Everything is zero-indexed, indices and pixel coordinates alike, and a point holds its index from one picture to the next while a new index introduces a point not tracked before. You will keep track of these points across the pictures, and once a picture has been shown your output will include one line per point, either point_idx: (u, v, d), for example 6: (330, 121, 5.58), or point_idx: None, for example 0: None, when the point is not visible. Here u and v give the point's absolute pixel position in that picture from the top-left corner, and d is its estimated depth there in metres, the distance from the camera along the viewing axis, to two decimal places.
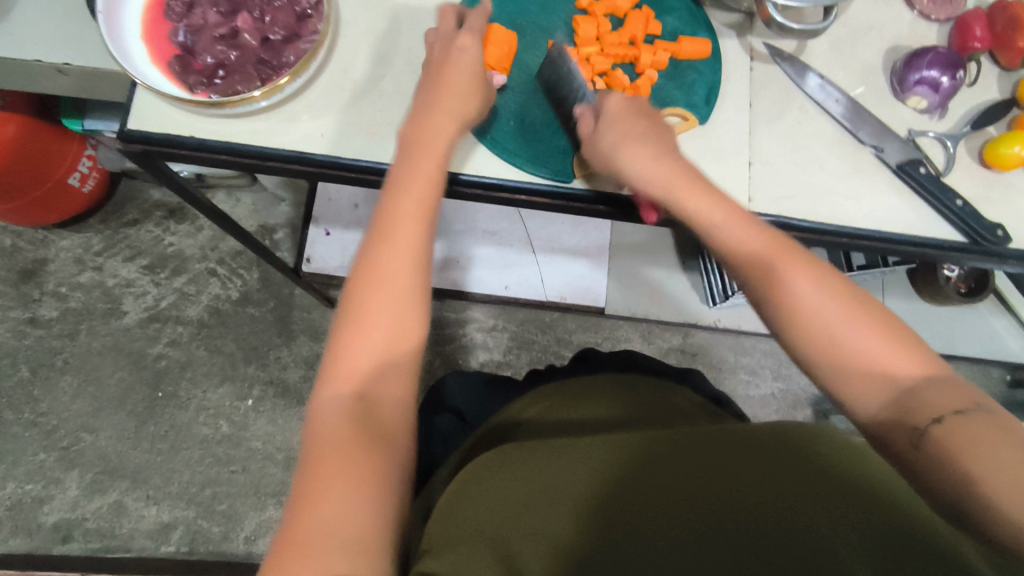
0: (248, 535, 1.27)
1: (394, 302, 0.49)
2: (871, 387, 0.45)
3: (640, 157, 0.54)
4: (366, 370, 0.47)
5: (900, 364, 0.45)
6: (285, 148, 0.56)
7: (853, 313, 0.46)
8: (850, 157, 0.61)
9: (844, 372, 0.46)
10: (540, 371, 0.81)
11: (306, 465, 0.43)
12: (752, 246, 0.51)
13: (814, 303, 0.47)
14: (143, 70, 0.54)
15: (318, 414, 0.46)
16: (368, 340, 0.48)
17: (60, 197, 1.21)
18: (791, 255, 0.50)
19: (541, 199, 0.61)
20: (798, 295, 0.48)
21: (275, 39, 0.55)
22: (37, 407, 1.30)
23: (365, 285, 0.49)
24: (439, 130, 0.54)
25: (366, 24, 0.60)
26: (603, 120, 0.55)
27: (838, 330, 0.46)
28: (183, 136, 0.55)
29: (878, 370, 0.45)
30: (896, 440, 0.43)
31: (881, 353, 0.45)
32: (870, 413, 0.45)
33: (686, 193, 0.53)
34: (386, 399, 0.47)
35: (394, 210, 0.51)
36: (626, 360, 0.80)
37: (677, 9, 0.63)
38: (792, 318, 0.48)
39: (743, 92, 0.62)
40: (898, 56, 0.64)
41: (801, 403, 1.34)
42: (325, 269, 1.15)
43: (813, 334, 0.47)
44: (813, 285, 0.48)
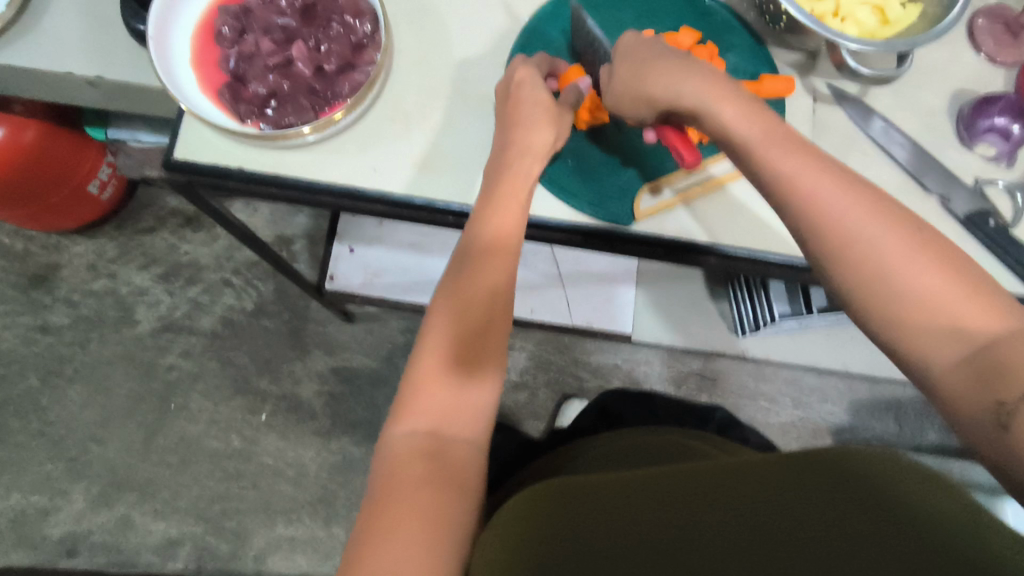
0: (256, 553, 1.25)
1: (462, 342, 0.50)
2: (946, 340, 0.40)
3: (667, 70, 0.50)
4: (439, 411, 0.48)
5: (983, 323, 0.39)
6: (333, 182, 0.54)
7: (934, 273, 0.41)
8: (915, 206, 0.59)
9: (918, 328, 0.41)
10: (564, 432, 0.79)
11: (375, 500, 0.44)
12: (834, 213, 0.44)
13: (891, 259, 0.42)
14: (190, 96, 0.51)
15: (390, 450, 0.47)
16: (446, 382, 0.49)
17: (76, 203, 1.19)
18: (866, 215, 0.43)
19: (599, 241, 0.59)
20: (872, 246, 0.43)
21: (327, 69, 0.52)
22: (45, 416, 1.28)
23: (444, 326, 0.51)
24: (530, 171, 0.53)
25: (418, 55, 0.58)
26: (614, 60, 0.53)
27: (916, 287, 0.41)
28: (230, 166, 0.53)
29: (955, 326, 0.40)
30: (978, 418, 0.38)
31: (966, 317, 0.40)
32: (946, 376, 0.40)
33: (718, 105, 0.48)
34: (459, 442, 0.48)
35: (471, 255, 0.52)
36: (647, 410, 0.81)
37: (739, 47, 0.61)
38: (861, 271, 0.43)
39: (804, 134, 0.60)
40: (964, 100, 0.61)
41: (821, 434, 1.31)
42: (346, 287, 1.14)
43: (880, 286, 0.42)
44: (891, 245, 0.42)
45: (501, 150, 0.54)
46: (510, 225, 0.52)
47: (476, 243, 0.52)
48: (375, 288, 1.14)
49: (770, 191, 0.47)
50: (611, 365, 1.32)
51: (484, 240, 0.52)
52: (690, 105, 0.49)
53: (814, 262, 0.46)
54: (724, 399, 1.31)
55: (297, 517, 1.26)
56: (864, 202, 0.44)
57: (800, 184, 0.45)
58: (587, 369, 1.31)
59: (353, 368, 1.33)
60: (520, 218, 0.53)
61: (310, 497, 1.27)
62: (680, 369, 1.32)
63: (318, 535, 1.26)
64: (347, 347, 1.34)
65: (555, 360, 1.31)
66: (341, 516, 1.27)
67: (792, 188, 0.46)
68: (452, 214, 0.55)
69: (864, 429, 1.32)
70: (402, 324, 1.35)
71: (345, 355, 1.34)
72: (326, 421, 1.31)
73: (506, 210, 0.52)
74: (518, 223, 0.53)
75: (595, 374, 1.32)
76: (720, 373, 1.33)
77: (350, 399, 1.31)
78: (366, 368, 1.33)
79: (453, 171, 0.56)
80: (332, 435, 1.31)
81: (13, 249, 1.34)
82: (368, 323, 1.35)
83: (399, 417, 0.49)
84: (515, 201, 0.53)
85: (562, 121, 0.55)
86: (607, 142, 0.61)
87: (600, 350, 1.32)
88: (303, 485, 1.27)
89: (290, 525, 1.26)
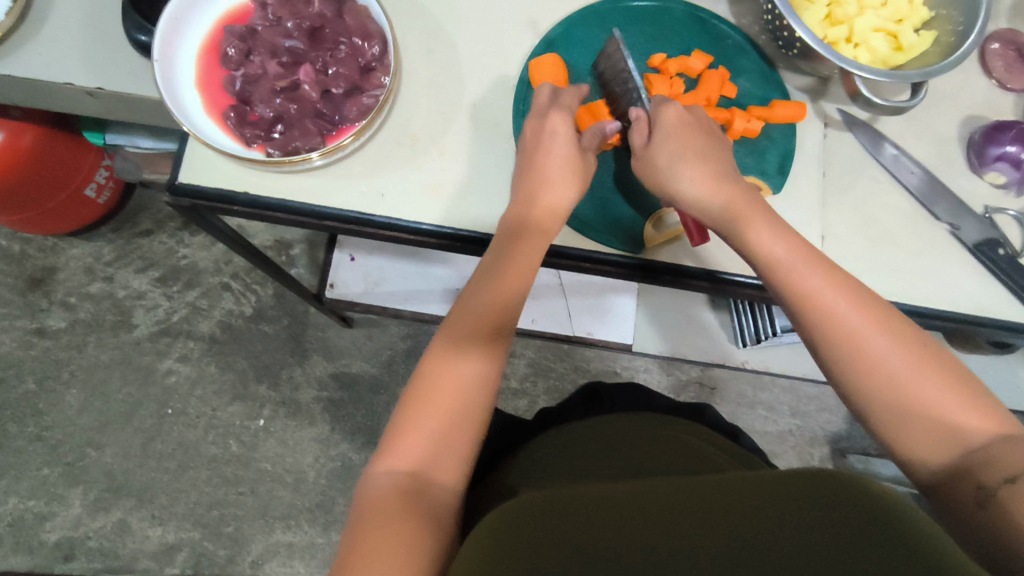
0: (254, 559, 1.24)
1: (453, 384, 0.50)
2: (940, 444, 0.44)
3: (699, 176, 0.52)
4: (426, 449, 0.48)
5: (978, 427, 0.44)
6: (342, 208, 0.54)
7: (939, 385, 0.45)
8: (923, 233, 0.59)
9: (913, 428, 0.45)
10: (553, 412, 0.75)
11: (355, 527, 0.44)
12: (844, 318, 0.48)
13: (905, 377, 0.45)
14: (197, 120, 0.51)
15: (374, 478, 0.47)
16: (457, 379, 0.50)
17: (73, 207, 1.18)
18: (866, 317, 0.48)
19: (606, 268, 0.59)
20: (875, 353, 0.46)
21: (335, 92, 0.52)
22: (41, 420, 1.27)
23: (441, 364, 0.51)
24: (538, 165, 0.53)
25: (427, 76, 0.57)
26: (660, 130, 0.52)
27: (911, 392, 0.45)
28: (236, 191, 0.53)
29: (952, 432, 0.44)
30: (962, 500, 0.42)
31: (962, 417, 0.44)
32: (929, 470, 0.44)
33: (749, 222, 0.51)
34: (464, 433, 0.49)
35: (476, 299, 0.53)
36: (639, 395, 0.78)
37: (751, 72, 0.60)
38: (861, 375, 0.47)
39: (815, 162, 0.60)
40: (974, 126, 0.61)
41: (819, 442, 1.32)
42: (346, 295, 1.13)
43: (878, 390, 0.46)
44: (894, 357, 0.46)
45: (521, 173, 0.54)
46: (511, 287, 0.52)
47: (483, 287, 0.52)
48: (374, 296, 1.13)
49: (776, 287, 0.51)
50: (611, 372, 1.32)
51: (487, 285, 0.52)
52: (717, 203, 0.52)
53: (814, 354, 0.49)
54: (723, 407, 1.31)
55: (295, 523, 1.26)
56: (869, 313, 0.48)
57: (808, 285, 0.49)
58: (587, 377, 1.31)
59: (352, 374, 1.32)
60: (525, 281, 0.53)
61: (308, 503, 1.27)
62: (678, 377, 1.32)
63: (316, 542, 1.25)
64: (346, 352, 1.34)
65: (555, 367, 1.31)
66: (339, 523, 1.26)
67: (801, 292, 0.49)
68: (461, 239, 0.55)
69: (860, 438, 1.32)
70: (402, 330, 1.34)
71: (345, 361, 1.33)
72: (324, 427, 1.30)
73: (510, 274, 0.52)
74: (525, 271, 0.52)
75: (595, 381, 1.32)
76: (718, 382, 1.32)
77: (349, 405, 1.31)
78: (365, 374, 1.32)
79: (462, 197, 0.55)
80: (330, 440, 1.30)
81: (10, 252, 1.32)
82: (367, 328, 1.34)
83: (385, 450, 0.49)
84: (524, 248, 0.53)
85: (569, 146, 0.54)
86: (619, 169, 0.60)
87: (600, 358, 1.32)
88: (302, 490, 1.27)
89: (288, 531, 1.26)
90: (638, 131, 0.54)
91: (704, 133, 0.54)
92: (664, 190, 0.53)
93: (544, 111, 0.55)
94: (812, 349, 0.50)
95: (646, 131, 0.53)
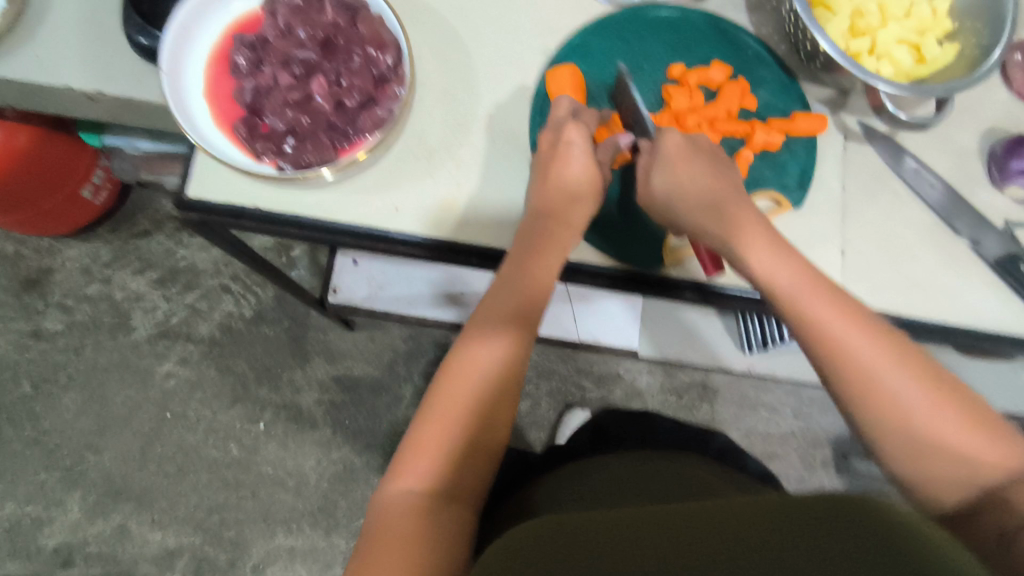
0: (256, 562, 1.23)
1: (469, 399, 0.49)
2: (956, 485, 0.44)
3: (695, 208, 0.51)
4: (439, 467, 0.47)
5: (994, 467, 0.44)
6: (356, 224, 0.53)
7: (956, 423, 0.45)
8: (944, 248, 0.58)
9: (930, 469, 0.45)
10: (560, 447, 0.77)
11: (367, 549, 0.44)
12: (857, 355, 0.47)
13: (918, 412, 0.45)
14: (206, 134, 0.49)
15: (385, 498, 0.46)
16: (471, 394, 0.49)
17: (69, 207, 1.15)
18: (888, 348, 0.47)
19: (622, 284, 0.57)
20: (892, 390, 0.46)
21: (349, 104, 0.50)
22: (38, 424, 1.25)
23: (456, 380, 0.49)
24: (559, 184, 0.52)
25: (442, 85, 0.56)
26: (655, 168, 0.52)
27: (929, 433, 0.45)
28: (246, 206, 0.52)
29: (969, 474, 0.44)
30: (983, 535, 0.41)
31: (975, 453, 0.44)
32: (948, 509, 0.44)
33: (751, 250, 0.50)
34: (480, 451, 0.49)
35: (490, 314, 0.52)
36: (645, 428, 0.79)
37: (772, 82, 0.59)
38: (879, 416, 0.46)
39: (835, 175, 0.59)
40: (995, 139, 0.60)
41: (821, 444, 1.32)
42: (351, 300, 1.11)
43: (897, 432, 0.46)
44: (914, 395, 0.46)
45: (539, 186, 0.53)
46: (528, 298, 0.52)
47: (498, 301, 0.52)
48: (378, 301, 1.12)
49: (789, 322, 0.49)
50: (614, 375, 1.32)
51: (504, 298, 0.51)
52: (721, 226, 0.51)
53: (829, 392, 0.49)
54: (727, 410, 1.31)
55: (297, 527, 1.25)
56: (887, 344, 0.47)
57: (822, 322, 0.48)
58: (590, 379, 1.31)
59: (354, 377, 1.31)
60: (542, 291, 0.52)
61: (310, 506, 1.26)
62: (680, 380, 1.32)
63: (318, 545, 1.25)
64: (348, 355, 1.32)
65: (558, 369, 1.30)
66: (342, 526, 1.26)
67: (816, 327, 0.48)
68: (477, 256, 0.54)
69: None
70: (404, 332, 1.33)
71: (347, 364, 1.32)
72: (327, 430, 1.29)
73: (527, 284, 0.51)
74: (541, 282, 0.52)
75: (598, 385, 1.31)
76: (722, 385, 1.32)
77: (351, 408, 1.30)
78: (367, 377, 1.31)
79: (478, 211, 0.54)
80: (332, 444, 1.29)
81: (4, 253, 1.30)
82: (370, 330, 1.32)
83: (398, 467, 0.48)
84: (540, 257, 0.51)
85: (595, 171, 0.53)
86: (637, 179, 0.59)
87: (603, 360, 1.31)
88: (304, 494, 1.26)
89: (289, 535, 1.25)
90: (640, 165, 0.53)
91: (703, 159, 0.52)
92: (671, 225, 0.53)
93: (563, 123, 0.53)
94: (826, 385, 0.49)
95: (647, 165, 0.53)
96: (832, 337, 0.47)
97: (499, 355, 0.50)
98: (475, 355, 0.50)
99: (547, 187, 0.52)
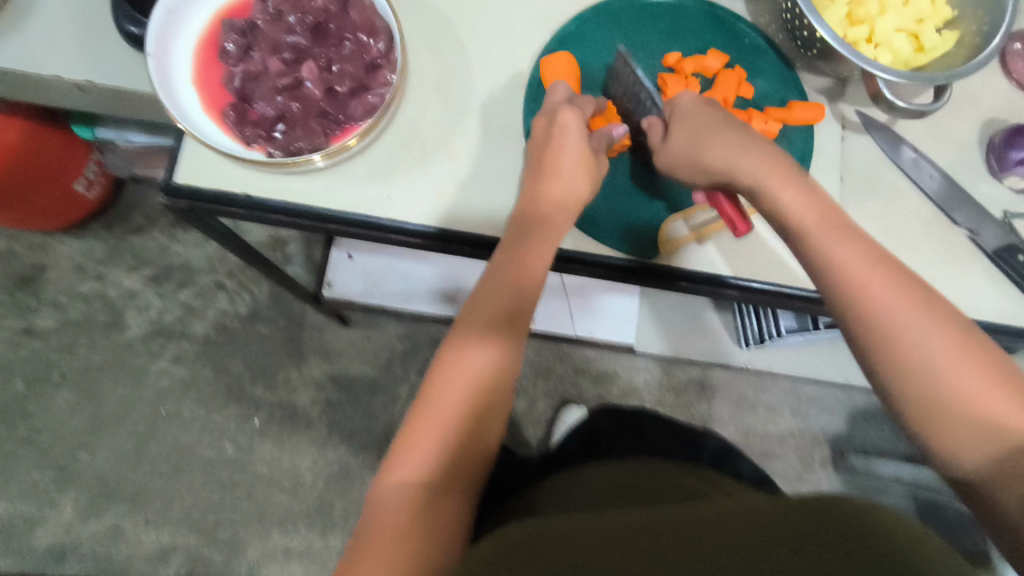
0: (251, 562, 1.22)
1: (468, 385, 0.48)
2: (984, 440, 0.43)
3: (723, 147, 0.50)
4: (441, 453, 0.46)
5: (1021, 423, 0.42)
6: (346, 210, 0.52)
7: (981, 376, 0.44)
8: (942, 239, 0.58)
9: (957, 425, 0.43)
10: (553, 455, 0.77)
11: (366, 541, 0.43)
12: (884, 306, 0.46)
13: (941, 361, 0.44)
14: (194, 120, 0.49)
15: (384, 489, 0.45)
16: (468, 380, 0.48)
17: (62, 203, 1.14)
18: (909, 299, 0.46)
19: (618, 273, 0.57)
20: (915, 342, 0.45)
21: (339, 90, 0.49)
22: (31, 423, 1.24)
23: (455, 368, 0.49)
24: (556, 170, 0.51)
25: (436, 73, 0.55)
26: (673, 120, 0.51)
27: (955, 386, 0.44)
28: (235, 192, 0.51)
29: (997, 429, 0.42)
30: (1007, 496, 0.41)
31: (1002, 409, 0.43)
32: (974, 474, 0.43)
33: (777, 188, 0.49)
34: (479, 438, 0.48)
35: (489, 298, 0.51)
36: (636, 434, 0.80)
37: (768, 72, 0.58)
38: (903, 365, 0.45)
39: (833, 165, 0.58)
40: (994, 130, 0.60)
41: (820, 443, 1.31)
42: (346, 295, 1.11)
43: (922, 383, 0.44)
44: (939, 345, 0.44)
45: (532, 179, 0.52)
46: (527, 281, 0.51)
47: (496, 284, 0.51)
48: (375, 297, 1.11)
49: (816, 268, 0.49)
50: (611, 374, 1.31)
51: (502, 281, 0.50)
52: (747, 181, 0.50)
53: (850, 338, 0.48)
54: (725, 409, 1.30)
55: (292, 526, 1.24)
56: (909, 292, 0.46)
57: (854, 273, 0.47)
58: (588, 378, 1.30)
59: (350, 375, 1.30)
60: (540, 275, 0.51)
61: (306, 506, 1.25)
62: (678, 379, 1.31)
63: (314, 545, 1.23)
64: (344, 353, 1.31)
65: (555, 369, 1.29)
66: (338, 526, 1.24)
67: (840, 269, 0.47)
68: (470, 243, 0.54)
69: (862, 439, 1.31)
70: (401, 331, 1.32)
71: (343, 362, 1.31)
72: (322, 429, 1.28)
73: (526, 267, 0.50)
74: (540, 267, 0.51)
75: (596, 384, 1.30)
76: (720, 384, 1.31)
77: (347, 407, 1.29)
78: (364, 376, 1.30)
79: (472, 199, 0.54)
80: (327, 443, 1.28)
81: None
82: (366, 328, 1.31)
83: (398, 455, 0.47)
84: (540, 241, 0.51)
85: (592, 158, 0.52)
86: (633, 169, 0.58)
87: (601, 359, 1.31)
88: (299, 494, 1.25)
89: (285, 534, 1.23)
90: (654, 127, 0.52)
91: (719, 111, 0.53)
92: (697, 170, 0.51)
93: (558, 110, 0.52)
94: (846, 330, 0.48)
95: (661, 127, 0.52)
96: (857, 280, 0.47)
97: (497, 340, 0.50)
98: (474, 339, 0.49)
99: (543, 175, 0.52)
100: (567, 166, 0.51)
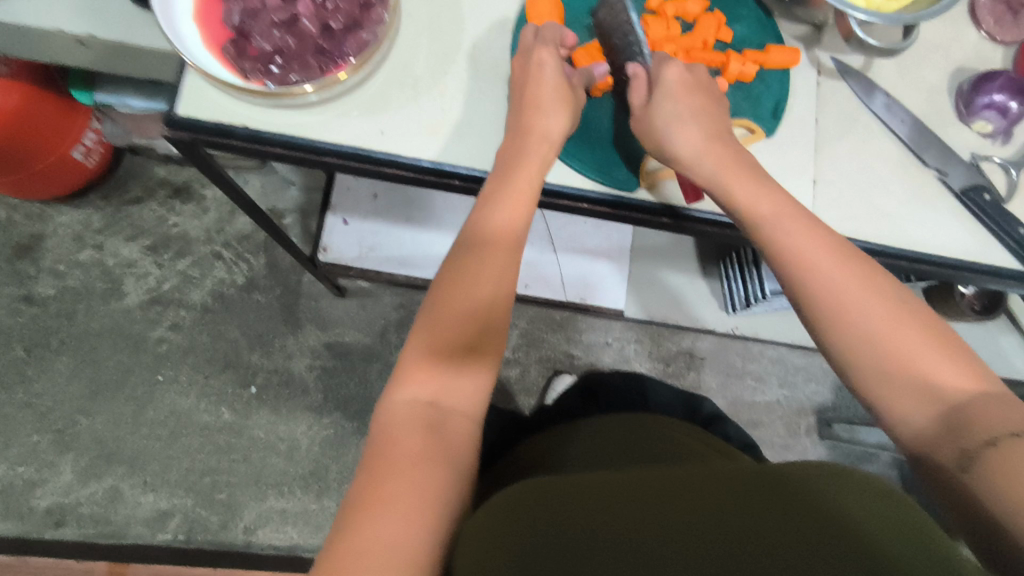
0: (247, 525, 1.24)
1: (461, 323, 0.50)
2: (920, 403, 0.45)
3: (691, 136, 0.54)
4: (444, 381, 0.48)
5: (959, 384, 0.44)
6: (342, 143, 0.54)
7: (918, 338, 0.46)
8: (914, 180, 0.60)
9: (896, 388, 0.45)
10: (553, 412, 0.78)
11: (371, 464, 0.44)
12: (827, 282, 0.49)
13: (876, 325, 0.47)
14: (195, 52, 0.51)
15: (389, 414, 0.47)
16: (456, 319, 0.50)
17: (61, 171, 1.16)
18: (852, 266, 0.49)
19: (604, 210, 0.59)
20: (855, 308, 0.47)
21: (335, 28, 0.52)
22: (30, 387, 1.26)
23: (447, 307, 0.50)
24: (541, 110, 0.54)
25: (427, 16, 0.57)
26: (659, 92, 0.54)
27: (888, 348, 0.46)
28: (235, 125, 0.53)
29: (935, 389, 0.44)
30: (942, 459, 0.43)
31: (941, 371, 0.45)
32: (917, 437, 0.45)
33: (731, 176, 0.53)
34: (473, 376, 0.49)
35: (479, 245, 0.52)
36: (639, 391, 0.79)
37: (747, 18, 0.61)
38: (842, 331, 0.48)
39: (809, 108, 0.61)
40: (963, 77, 0.62)
41: (805, 412, 1.34)
42: (341, 259, 1.13)
43: (860, 346, 0.47)
44: (876, 311, 0.47)
45: (515, 134, 0.54)
46: (513, 224, 0.53)
47: (481, 233, 0.53)
48: (369, 261, 1.13)
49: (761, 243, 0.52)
50: (601, 343, 1.33)
51: (487, 228, 0.53)
52: (703, 175, 0.54)
53: (796, 310, 0.51)
54: (713, 378, 1.33)
55: (288, 490, 1.26)
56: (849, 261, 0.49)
57: (798, 248, 0.50)
58: (579, 347, 1.32)
59: (346, 343, 1.33)
60: (524, 217, 0.54)
61: (301, 471, 1.27)
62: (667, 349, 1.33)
63: (309, 508, 1.26)
64: (339, 323, 1.34)
65: (547, 338, 1.31)
66: (333, 490, 1.27)
67: (784, 247, 0.50)
68: (459, 178, 0.56)
69: (846, 409, 1.34)
70: (395, 300, 1.35)
71: (338, 331, 1.33)
72: (318, 395, 1.30)
73: (510, 212, 0.53)
74: (522, 217, 0.54)
75: (586, 352, 1.32)
76: (708, 353, 1.33)
77: (342, 374, 1.31)
78: (359, 344, 1.33)
79: (461, 136, 0.56)
80: (323, 409, 1.31)
81: None
82: (361, 298, 1.34)
83: (401, 381, 0.49)
84: (524, 190, 0.53)
85: (571, 98, 0.56)
86: (614, 111, 0.61)
87: (592, 329, 1.33)
88: (294, 458, 1.27)
89: (281, 498, 1.26)
90: (638, 87, 0.56)
91: (700, 96, 0.56)
92: (659, 149, 0.55)
93: (544, 48, 0.55)
94: (793, 303, 0.51)
95: (646, 88, 0.56)
96: (797, 255, 0.50)
97: (487, 282, 0.51)
98: (462, 281, 0.51)
99: (528, 115, 0.54)
100: (549, 106, 0.54)
